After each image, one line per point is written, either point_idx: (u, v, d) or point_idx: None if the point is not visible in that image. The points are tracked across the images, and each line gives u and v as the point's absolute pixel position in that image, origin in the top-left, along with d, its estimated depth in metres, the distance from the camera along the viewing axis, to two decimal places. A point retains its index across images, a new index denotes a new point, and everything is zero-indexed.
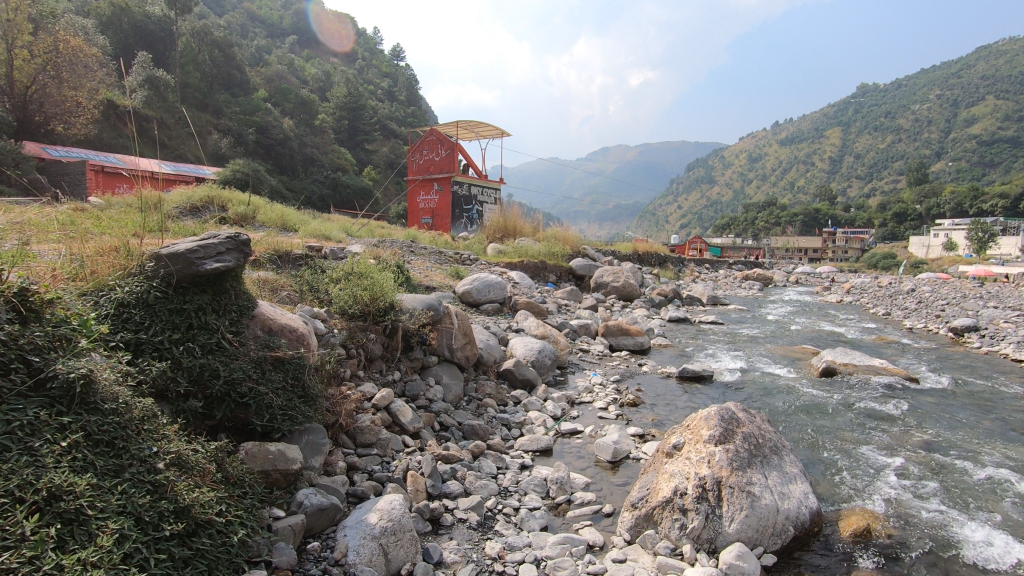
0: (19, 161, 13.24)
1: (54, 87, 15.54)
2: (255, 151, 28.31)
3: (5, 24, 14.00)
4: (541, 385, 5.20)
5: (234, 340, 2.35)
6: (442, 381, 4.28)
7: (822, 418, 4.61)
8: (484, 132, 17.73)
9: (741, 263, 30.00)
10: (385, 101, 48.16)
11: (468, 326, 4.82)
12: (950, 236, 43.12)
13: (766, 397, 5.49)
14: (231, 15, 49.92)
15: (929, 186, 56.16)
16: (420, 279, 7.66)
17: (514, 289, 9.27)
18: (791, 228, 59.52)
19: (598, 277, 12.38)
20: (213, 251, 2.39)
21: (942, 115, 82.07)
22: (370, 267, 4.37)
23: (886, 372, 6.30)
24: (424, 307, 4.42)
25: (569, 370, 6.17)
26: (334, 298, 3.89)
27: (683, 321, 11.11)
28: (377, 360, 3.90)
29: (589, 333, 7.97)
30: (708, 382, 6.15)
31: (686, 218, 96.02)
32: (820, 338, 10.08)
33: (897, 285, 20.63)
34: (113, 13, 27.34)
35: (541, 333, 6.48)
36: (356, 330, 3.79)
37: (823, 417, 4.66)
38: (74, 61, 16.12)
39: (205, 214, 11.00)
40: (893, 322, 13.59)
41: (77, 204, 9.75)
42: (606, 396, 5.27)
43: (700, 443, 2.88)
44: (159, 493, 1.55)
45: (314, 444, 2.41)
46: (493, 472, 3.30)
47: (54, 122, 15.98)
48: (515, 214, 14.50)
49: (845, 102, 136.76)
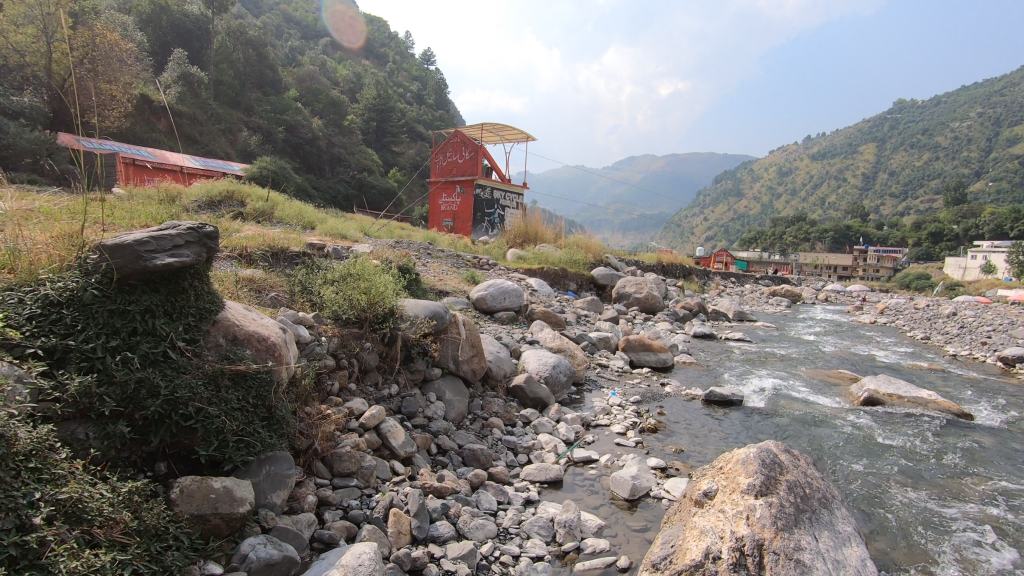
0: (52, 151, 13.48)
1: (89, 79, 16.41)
2: (283, 149, 28.54)
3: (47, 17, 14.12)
4: (554, 405, 4.77)
5: (187, 349, 1.99)
6: (444, 397, 3.89)
7: (868, 459, 4.11)
8: (509, 136, 17.40)
9: (769, 279, 29.08)
10: (414, 104, 48.51)
11: (476, 337, 4.45)
12: (989, 259, 41.42)
13: (801, 428, 4.98)
14: (268, 15, 51.09)
15: (967, 207, 54.17)
16: (433, 283, 7.33)
17: (531, 297, 8.88)
18: (820, 244, 57.98)
19: (620, 287, 11.90)
20: (168, 244, 2.03)
21: (984, 133, 79.31)
22: (371, 267, 4.00)
23: (938, 406, 5.71)
24: (427, 314, 4.03)
25: (585, 388, 5.73)
26: (328, 301, 3.53)
27: (708, 338, 10.56)
28: (372, 371, 3.54)
29: (608, 346, 7.53)
30: (736, 407, 5.66)
31: (712, 230, 94.57)
32: (857, 362, 9.44)
33: (935, 308, 19.67)
34: (154, 10, 27.95)
35: (556, 346, 6.04)
36: (348, 338, 3.43)
37: (867, 457, 4.17)
38: (110, 54, 16.88)
39: (223, 209, 10.91)
40: (933, 348, 12.80)
41: (98, 194, 9.74)
42: (625, 420, 4.83)
43: (736, 493, 2.43)
44: (25, 561, 1.21)
45: (277, 476, 2.04)
46: (492, 509, 2.90)
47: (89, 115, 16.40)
48: (537, 220, 14.11)
49: (881, 117, 133.26)
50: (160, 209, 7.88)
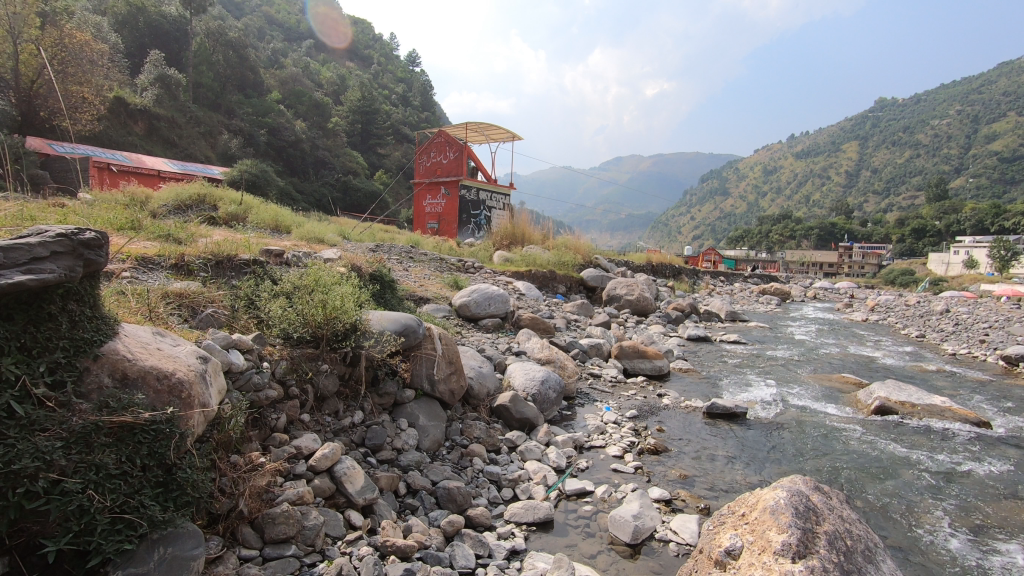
0: (20, 156, 13.23)
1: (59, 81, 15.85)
2: (265, 152, 27.85)
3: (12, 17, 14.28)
4: (543, 425, 4.29)
5: (49, 398, 1.49)
6: (417, 424, 3.42)
7: (895, 493, 3.70)
8: (494, 136, 16.94)
9: (758, 277, 28.84)
10: (399, 105, 47.94)
11: (455, 352, 3.97)
12: (972, 254, 41.76)
13: (814, 448, 4.56)
14: (249, 17, 50.33)
15: (949, 203, 54.63)
16: (412, 290, 6.83)
17: (517, 301, 8.41)
18: (806, 242, 58.26)
19: (611, 289, 11.46)
20: (23, 257, 1.52)
21: (963, 131, 80.36)
22: (332, 277, 3.49)
23: (955, 416, 5.38)
24: (395, 329, 3.54)
25: (578, 403, 5.28)
26: (276, 318, 3.00)
27: (703, 340, 10.14)
28: (331, 399, 3.07)
29: (601, 354, 7.06)
30: (741, 421, 5.22)
31: (699, 229, 94.77)
32: (858, 364, 9.10)
33: (926, 304, 19.52)
34: (129, 11, 27.26)
35: (545, 357, 5.54)
36: (300, 361, 2.93)
37: (895, 491, 3.74)
38: (79, 55, 16.27)
39: (193, 214, 10.35)
40: (930, 346, 12.52)
41: (59, 200, 9.14)
42: (622, 440, 4.38)
43: (768, 556, 1.98)
44: None
45: (174, 561, 1.57)
46: (469, 566, 2.42)
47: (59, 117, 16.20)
48: (524, 220, 13.64)
49: (862, 116, 134.69)
50: (117, 215, 7.31)
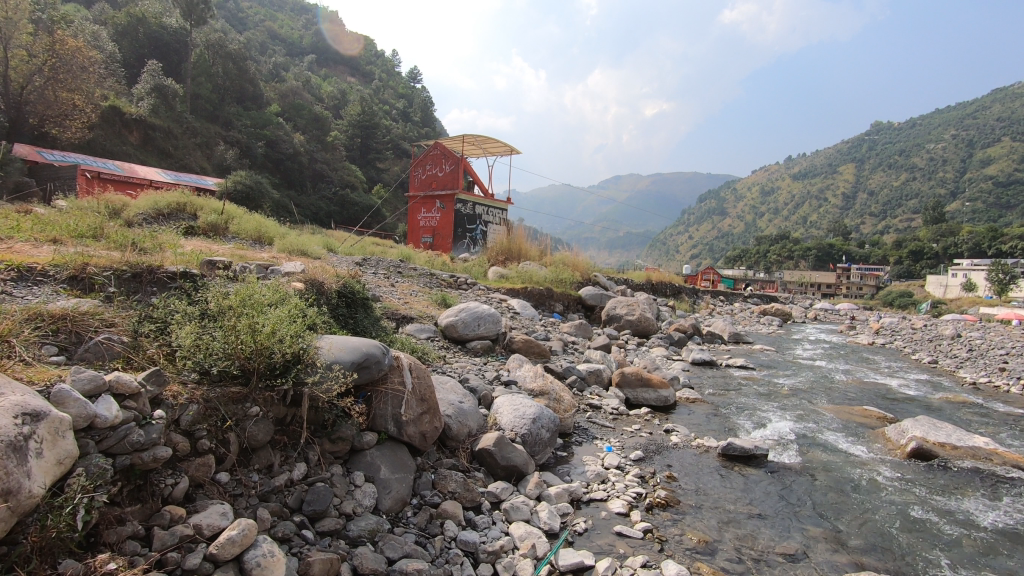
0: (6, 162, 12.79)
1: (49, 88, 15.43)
2: (262, 164, 27.40)
3: (5, 23, 14.09)
4: (533, 473, 3.60)
5: None
6: (376, 479, 2.78)
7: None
8: (492, 149, 16.40)
9: (758, 296, 28.23)
10: (399, 120, 47.82)
11: (428, 387, 3.33)
12: (970, 277, 41.32)
13: (850, 502, 3.92)
14: (252, 31, 50.41)
15: (946, 226, 54.44)
16: (393, 309, 6.19)
17: (510, 321, 7.76)
18: (804, 263, 57.80)
19: (610, 308, 10.84)
20: None
21: (958, 155, 80.74)
22: (271, 295, 2.84)
23: (1002, 460, 4.78)
24: (352, 358, 2.89)
25: (574, 442, 4.62)
26: (190, 344, 2.34)
27: (709, 365, 9.48)
28: (263, 451, 2.42)
29: (600, 381, 6.39)
30: (764, 464, 4.54)
31: (697, 248, 94.36)
32: (877, 394, 8.45)
33: (932, 327, 18.93)
34: (130, 23, 27.15)
35: (538, 389, 4.85)
36: (217, 404, 2.28)
37: (960, 575, 3.10)
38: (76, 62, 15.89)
39: (171, 223, 9.78)
40: (946, 374, 11.87)
41: (29, 207, 8.55)
42: (626, 491, 3.72)
43: None
44: None
45: None
46: None
47: (49, 125, 15.74)
48: (520, 235, 13.05)
49: (858, 139, 135.60)
50: (80, 222, 6.72)
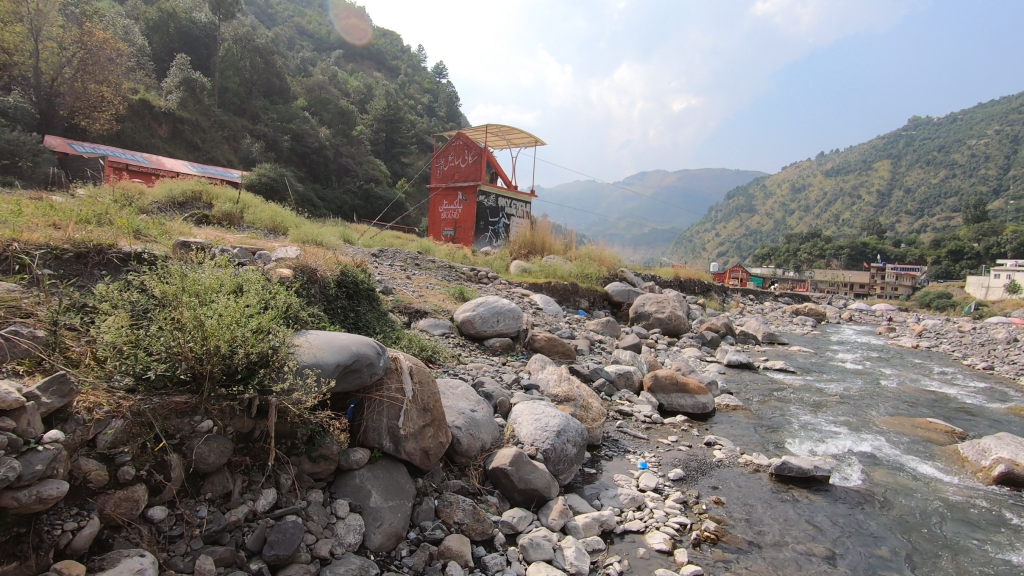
0: (34, 153, 12.76)
1: (78, 79, 15.39)
2: (288, 158, 27.31)
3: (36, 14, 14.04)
4: (556, 498, 3.01)
5: None
6: (363, 509, 2.23)
7: None
8: (516, 140, 15.82)
9: (789, 296, 27.11)
10: (424, 115, 47.59)
11: (433, 393, 2.79)
12: (1014, 278, 39.20)
13: (937, 542, 3.28)
14: (280, 26, 50.64)
15: (988, 224, 51.94)
16: (406, 302, 5.68)
17: (533, 317, 7.21)
18: (836, 262, 55.74)
19: (638, 305, 10.19)
20: None
21: (1002, 151, 77.10)
22: (236, 285, 2.35)
23: None
24: (337, 359, 2.35)
25: (602, 456, 4.03)
26: (116, 339, 1.86)
27: (745, 367, 8.77)
28: (218, 476, 1.90)
29: (631, 385, 5.78)
30: (825, 489, 3.89)
31: (725, 246, 92.17)
32: (935, 403, 7.63)
33: (980, 331, 17.76)
34: (161, 17, 27.30)
35: (563, 394, 4.28)
36: (152, 418, 1.78)
37: None
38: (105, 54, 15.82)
39: (187, 212, 9.48)
40: (1004, 381, 10.91)
41: (44, 194, 8.30)
42: (667, 521, 3.12)
43: None
44: None
45: None
46: None
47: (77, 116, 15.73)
48: (544, 228, 12.45)
49: (894, 135, 130.81)
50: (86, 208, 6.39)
